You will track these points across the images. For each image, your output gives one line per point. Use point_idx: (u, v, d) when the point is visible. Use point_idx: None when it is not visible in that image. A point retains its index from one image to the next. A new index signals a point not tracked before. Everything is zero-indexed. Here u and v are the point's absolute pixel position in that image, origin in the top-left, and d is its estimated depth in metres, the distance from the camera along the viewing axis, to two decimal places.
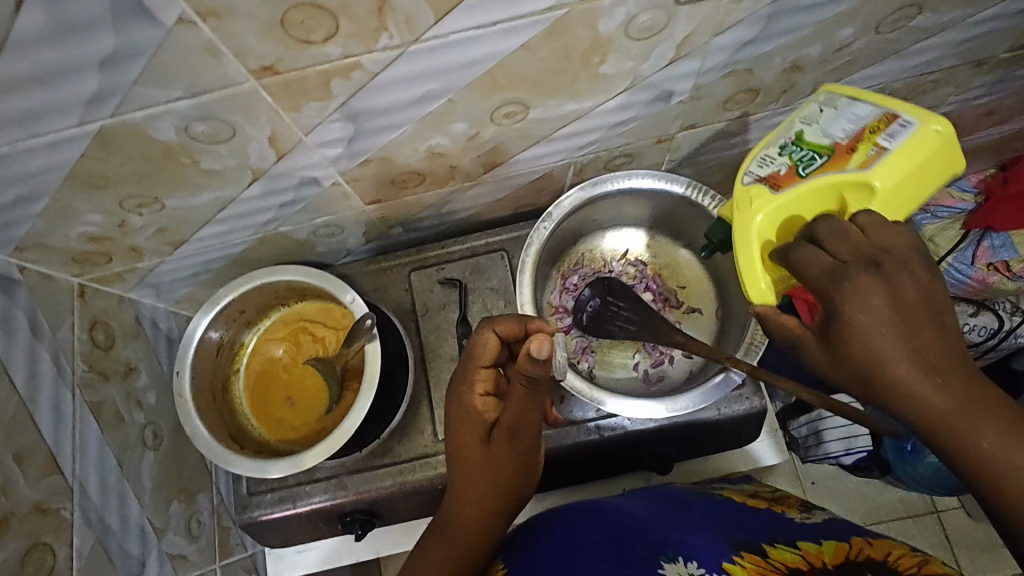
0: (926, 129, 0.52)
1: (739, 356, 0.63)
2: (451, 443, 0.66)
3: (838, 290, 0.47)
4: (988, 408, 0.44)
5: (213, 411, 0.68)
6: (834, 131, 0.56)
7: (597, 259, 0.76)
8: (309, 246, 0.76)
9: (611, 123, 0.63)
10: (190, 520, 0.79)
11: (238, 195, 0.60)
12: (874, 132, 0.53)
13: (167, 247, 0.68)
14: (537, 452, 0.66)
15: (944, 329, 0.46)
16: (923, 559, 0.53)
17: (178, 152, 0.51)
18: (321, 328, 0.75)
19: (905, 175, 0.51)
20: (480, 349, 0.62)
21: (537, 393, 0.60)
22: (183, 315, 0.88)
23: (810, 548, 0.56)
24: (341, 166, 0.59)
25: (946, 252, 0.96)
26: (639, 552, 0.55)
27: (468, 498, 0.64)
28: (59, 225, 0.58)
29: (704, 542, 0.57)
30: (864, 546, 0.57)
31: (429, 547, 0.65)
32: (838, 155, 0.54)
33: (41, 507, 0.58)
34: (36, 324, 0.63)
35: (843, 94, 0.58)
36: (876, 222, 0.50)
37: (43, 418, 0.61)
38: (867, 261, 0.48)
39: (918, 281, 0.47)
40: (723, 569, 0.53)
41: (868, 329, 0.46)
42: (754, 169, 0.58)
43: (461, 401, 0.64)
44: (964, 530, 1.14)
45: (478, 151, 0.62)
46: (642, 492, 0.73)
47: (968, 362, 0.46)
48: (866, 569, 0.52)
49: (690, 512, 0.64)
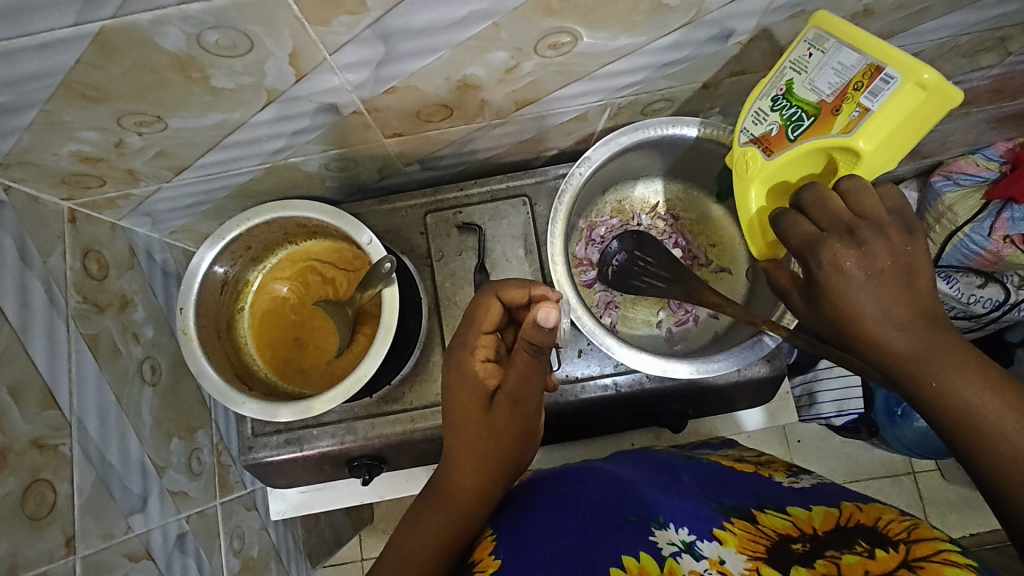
0: (911, 83, 0.48)
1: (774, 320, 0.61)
2: (451, 413, 0.63)
3: (816, 259, 0.51)
4: (945, 353, 0.48)
5: (218, 351, 0.65)
6: (820, 84, 0.53)
7: (624, 211, 0.73)
8: (319, 179, 0.71)
9: (660, 63, 0.58)
10: (190, 457, 0.78)
11: (248, 118, 0.54)
12: (858, 90, 0.50)
13: (167, 172, 0.63)
14: (537, 421, 0.63)
15: (913, 286, 0.49)
16: (913, 523, 0.50)
17: (188, 64, 0.46)
18: (331, 269, 0.71)
19: (889, 137, 0.49)
20: (482, 310, 0.61)
21: (541, 359, 0.56)
22: (179, 248, 0.83)
23: (799, 514, 0.55)
24: (364, 93, 0.54)
25: (963, 222, 0.94)
26: (629, 519, 0.55)
27: (465, 467, 0.62)
28: (50, 140, 0.52)
29: (694, 508, 0.57)
30: (854, 512, 0.54)
31: (420, 516, 0.62)
32: (824, 116, 0.53)
33: (39, 442, 0.56)
34: (25, 250, 0.58)
35: (831, 36, 0.52)
36: (859, 186, 0.51)
37: (37, 350, 0.57)
38: (846, 229, 0.50)
39: (893, 242, 0.50)
40: (713, 535, 0.53)
41: (842, 293, 0.49)
42: (750, 125, 0.59)
43: (460, 368, 0.62)
44: (937, 491, 1.18)
45: (513, 86, 0.57)
46: (640, 454, 0.72)
47: (935, 315, 0.49)
48: (856, 536, 0.50)
49: (680, 477, 0.64)
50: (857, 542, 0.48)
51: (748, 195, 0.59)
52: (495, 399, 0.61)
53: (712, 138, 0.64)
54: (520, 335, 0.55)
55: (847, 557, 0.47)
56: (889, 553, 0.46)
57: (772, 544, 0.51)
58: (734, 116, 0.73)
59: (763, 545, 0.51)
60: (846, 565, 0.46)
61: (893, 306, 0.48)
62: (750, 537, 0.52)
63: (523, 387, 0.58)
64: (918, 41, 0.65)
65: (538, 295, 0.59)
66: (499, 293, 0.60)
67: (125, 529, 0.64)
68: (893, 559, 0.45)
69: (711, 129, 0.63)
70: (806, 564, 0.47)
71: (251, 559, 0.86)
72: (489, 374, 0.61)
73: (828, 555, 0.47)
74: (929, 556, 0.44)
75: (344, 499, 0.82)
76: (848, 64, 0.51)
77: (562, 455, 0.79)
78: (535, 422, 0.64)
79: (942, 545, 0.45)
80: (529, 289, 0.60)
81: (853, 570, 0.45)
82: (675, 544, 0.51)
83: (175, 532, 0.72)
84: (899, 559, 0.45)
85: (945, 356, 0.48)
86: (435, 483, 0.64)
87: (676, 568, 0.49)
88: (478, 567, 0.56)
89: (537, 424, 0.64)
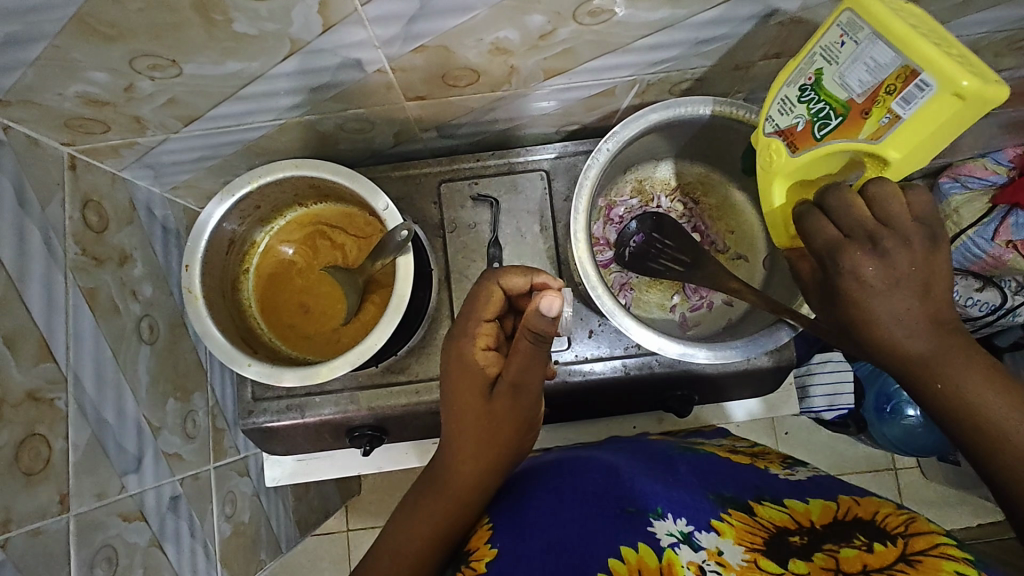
0: (948, 92, 0.44)
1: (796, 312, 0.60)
2: (449, 399, 0.61)
3: (836, 267, 0.50)
4: (956, 359, 0.48)
5: (222, 310, 0.63)
6: (852, 79, 0.49)
7: (644, 191, 0.72)
8: (333, 140, 0.69)
9: (697, 38, 0.56)
10: (186, 419, 0.76)
11: (268, 69, 0.52)
12: (890, 94, 0.47)
13: (175, 122, 0.60)
14: (535, 410, 0.62)
15: (929, 297, 0.49)
16: (910, 517, 0.50)
17: (210, 5, 0.43)
18: (340, 234, 0.69)
19: (921, 145, 0.47)
20: (484, 297, 0.59)
21: (542, 350, 0.55)
22: (179, 204, 0.80)
23: (796, 507, 0.55)
24: (391, 50, 0.51)
25: (969, 225, 0.93)
26: (628, 509, 0.54)
27: (463, 455, 0.61)
28: (56, 78, 0.49)
29: (692, 499, 0.56)
30: (852, 506, 0.54)
31: (418, 503, 0.62)
32: (852, 117, 0.50)
33: (35, 395, 0.54)
34: (23, 194, 0.55)
35: (866, 25, 0.47)
36: (887, 192, 0.48)
37: (34, 300, 0.55)
38: (868, 237, 0.49)
39: (914, 251, 0.49)
40: (711, 526, 0.52)
41: (858, 301, 0.49)
42: (776, 113, 0.56)
43: (460, 356, 0.60)
44: (917, 487, 1.20)
45: (545, 53, 0.55)
46: (636, 445, 0.71)
47: (947, 322, 0.49)
48: (853, 529, 0.50)
49: (676, 467, 0.62)
50: (855, 536, 0.48)
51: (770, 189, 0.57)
52: (496, 388, 0.59)
53: (746, 122, 0.61)
54: (521, 323, 0.54)
55: (845, 551, 0.47)
56: (888, 547, 0.46)
57: (770, 536, 0.51)
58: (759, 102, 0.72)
59: (760, 537, 0.51)
60: (845, 559, 0.46)
61: (906, 315, 0.49)
62: (746, 528, 0.52)
63: (526, 379, 0.57)
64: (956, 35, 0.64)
65: (542, 283, 0.58)
66: (500, 279, 0.58)
67: (118, 488, 0.62)
68: (892, 552, 0.45)
69: (746, 113, 0.61)
70: (803, 558, 0.47)
71: (242, 524, 0.86)
72: (489, 363, 0.59)
73: (826, 549, 0.48)
74: (927, 550, 0.44)
75: (342, 468, 0.81)
76: (882, 62, 0.46)
77: (562, 434, 0.79)
78: (536, 410, 0.62)
79: (939, 539, 0.45)
80: (531, 277, 0.58)
81: (852, 565, 0.45)
82: (674, 535, 0.50)
83: (169, 494, 0.70)
84: (898, 553, 0.45)
85: (956, 362, 0.48)
86: (433, 468, 0.64)
87: (676, 559, 0.48)
88: (476, 556, 0.57)
89: (536, 415, 0.62)
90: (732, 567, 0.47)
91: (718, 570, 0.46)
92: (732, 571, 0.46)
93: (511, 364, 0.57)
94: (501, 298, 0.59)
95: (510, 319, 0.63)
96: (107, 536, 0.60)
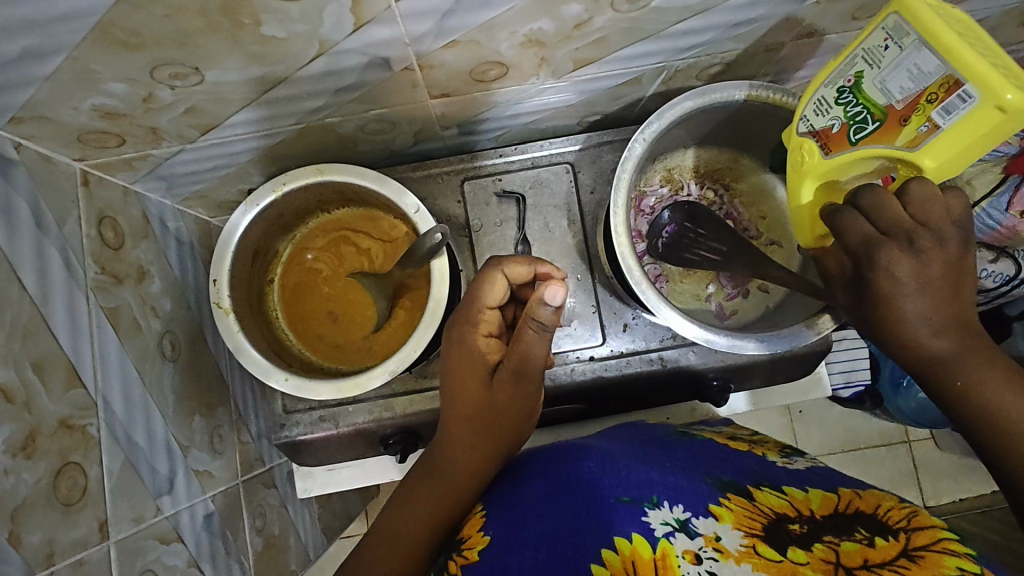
0: (989, 105, 0.40)
1: (818, 322, 0.58)
2: (447, 385, 0.58)
3: (870, 263, 0.48)
4: (981, 357, 0.47)
5: (252, 326, 0.62)
6: (893, 85, 0.45)
7: (673, 180, 0.71)
8: (351, 142, 0.67)
9: (732, 22, 0.55)
10: (213, 434, 0.74)
11: (293, 72, 0.50)
12: (930, 103, 0.43)
13: (193, 132, 0.58)
14: (539, 399, 0.59)
15: (958, 299, 0.47)
16: (912, 511, 0.46)
17: (238, 8, 0.40)
18: (365, 238, 0.68)
19: (960, 155, 0.43)
20: (486, 285, 0.55)
21: (545, 338, 0.52)
22: (191, 215, 0.78)
23: (796, 495, 0.50)
24: (423, 46, 0.49)
25: (980, 196, 0.78)
26: (621, 499, 0.49)
27: (461, 442, 0.57)
28: (73, 92, 0.47)
29: (689, 484, 0.51)
30: (853, 499, 0.50)
31: (413, 491, 0.58)
32: (890, 123, 0.46)
33: (67, 423, 0.52)
34: (40, 215, 0.53)
35: (911, 30, 0.43)
36: (927, 193, 0.45)
37: (58, 325, 0.53)
38: (906, 236, 0.46)
39: (949, 251, 0.46)
40: (710, 511, 0.47)
41: (889, 298, 0.48)
42: (812, 113, 0.52)
43: (460, 341, 0.57)
44: (933, 459, 1.19)
45: (578, 43, 0.53)
46: (632, 429, 0.65)
47: (971, 322, 0.48)
48: (855, 524, 0.45)
49: (674, 452, 0.57)
50: (856, 529, 0.44)
51: (800, 188, 0.54)
52: (497, 374, 0.56)
53: (783, 106, 0.59)
54: (524, 312, 0.51)
55: (846, 544, 0.43)
56: (889, 542, 0.42)
57: (770, 523, 0.46)
58: (785, 83, 0.71)
59: (760, 522, 0.46)
60: (846, 552, 0.42)
61: (934, 315, 0.47)
62: (746, 512, 0.47)
63: (528, 369, 0.54)
64: (988, 6, 0.62)
65: (544, 274, 0.55)
66: (503, 267, 0.55)
67: (154, 511, 0.60)
68: (893, 547, 0.41)
69: (784, 97, 0.59)
70: (803, 546, 0.43)
71: (272, 536, 0.84)
72: (490, 350, 0.56)
73: (826, 541, 0.43)
74: (929, 546, 0.41)
75: (372, 476, 0.80)
76: (925, 70, 0.42)
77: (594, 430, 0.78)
78: (536, 400, 0.58)
79: (941, 534, 0.42)
80: (535, 267, 0.55)
81: (852, 559, 0.41)
82: (669, 523, 0.45)
83: (202, 512, 0.69)
84: (900, 548, 0.41)
85: (976, 360, 0.47)
86: (429, 454, 0.60)
87: (670, 550, 0.43)
88: (465, 544, 0.53)
89: (536, 404, 0.59)
90: (730, 554, 0.42)
91: (716, 557, 0.42)
92: (730, 559, 0.42)
93: (513, 352, 0.53)
94: (504, 288, 0.55)
95: (509, 308, 0.60)
96: (147, 561, 0.58)
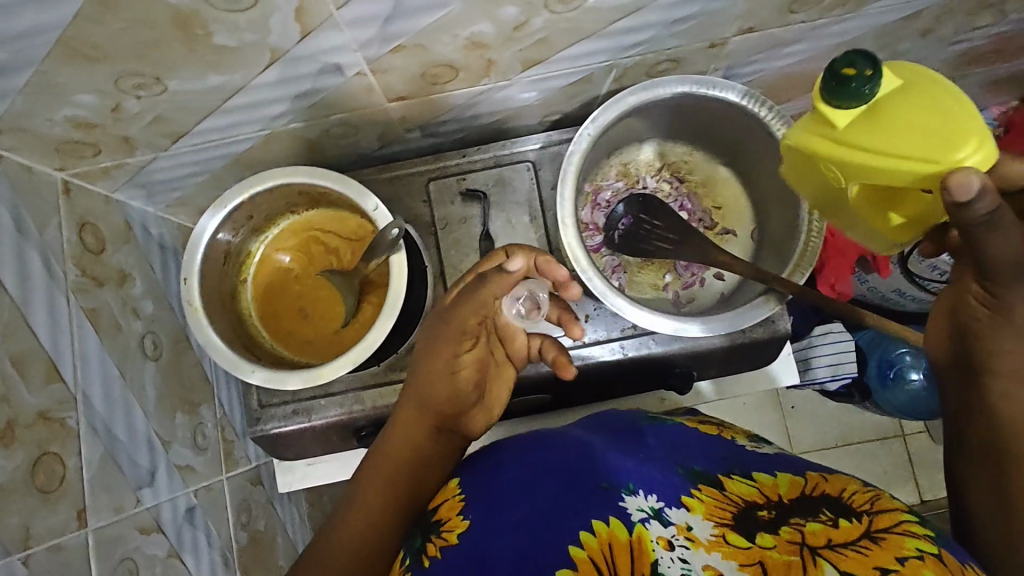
0: None
1: (761, 304, 0.60)
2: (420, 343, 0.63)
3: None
4: None
5: (223, 320, 0.65)
6: None
7: (630, 174, 0.73)
8: (318, 146, 0.70)
9: (669, 20, 0.58)
10: (195, 432, 0.77)
11: (250, 81, 0.53)
12: None
13: (164, 140, 0.61)
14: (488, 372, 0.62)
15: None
16: (874, 493, 0.48)
17: (190, 20, 0.44)
18: (333, 238, 0.71)
19: None
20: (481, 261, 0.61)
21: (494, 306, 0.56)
22: (173, 222, 0.81)
23: (765, 480, 0.51)
24: (370, 52, 0.52)
25: None
26: (601, 485, 0.49)
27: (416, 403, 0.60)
28: (45, 104, 0.50)
29: (661, 474, 0.51)
30: (820, 481, 0.50)
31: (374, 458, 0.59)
32: None
33: (46, 415, 0.55)
34: (21, 221, 0.56)
35: None
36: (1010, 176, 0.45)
37: (37, 323, 0.56)
38: None
39: None
40: (683, 504, 0.48)
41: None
42: None
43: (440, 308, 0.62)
44: (926, 452, 1.19)
45: (522, 44, 0.56)
46: (603, 417, 0.63)
47: None
48: (820, 505, 0.47)
49: (644, 440, 0.56)
50: (821, 511, 0.46)
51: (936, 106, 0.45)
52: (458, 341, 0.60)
53: (721, 99, 0.62)
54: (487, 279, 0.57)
55: (811, 525, 0.45)
56: (853, 523, 0.44)
57: (739, 512, 0.47)
58: (735, 78, 0.73)
59: (730, 512, 0.47)
60: (811, 534, 0.44)
61: None
62: (718, 503, 0.48)
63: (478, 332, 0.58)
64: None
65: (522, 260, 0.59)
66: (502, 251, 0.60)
67: (134, 502, 0.63)
68: (856, 528, 0.44)
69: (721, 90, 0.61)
70: (771, 531, 0.45)
71: (258, 531, 0.87)
72: None
73: (793, 523, 0.45)
74: (890, 528, 0.43)
75: (350, 470, 0.82)
76: None
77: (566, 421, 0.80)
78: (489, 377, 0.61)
79: (901, 516, 0.45)
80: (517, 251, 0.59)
81: (817, 539, 0.43)
82: (644, 510, 0.46)
83: (184, 506, 0.71)
84: (863, 530, 0.43)
85: None
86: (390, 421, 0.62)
87: (645, 534, 0.45)
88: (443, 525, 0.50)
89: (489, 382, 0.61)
90: (701, 542, 0.44)
91: (688, 546, 0.44)
92: (702, 547, 0.44)
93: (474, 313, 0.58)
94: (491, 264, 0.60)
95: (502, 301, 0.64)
96: (126, 549, 0.61)
